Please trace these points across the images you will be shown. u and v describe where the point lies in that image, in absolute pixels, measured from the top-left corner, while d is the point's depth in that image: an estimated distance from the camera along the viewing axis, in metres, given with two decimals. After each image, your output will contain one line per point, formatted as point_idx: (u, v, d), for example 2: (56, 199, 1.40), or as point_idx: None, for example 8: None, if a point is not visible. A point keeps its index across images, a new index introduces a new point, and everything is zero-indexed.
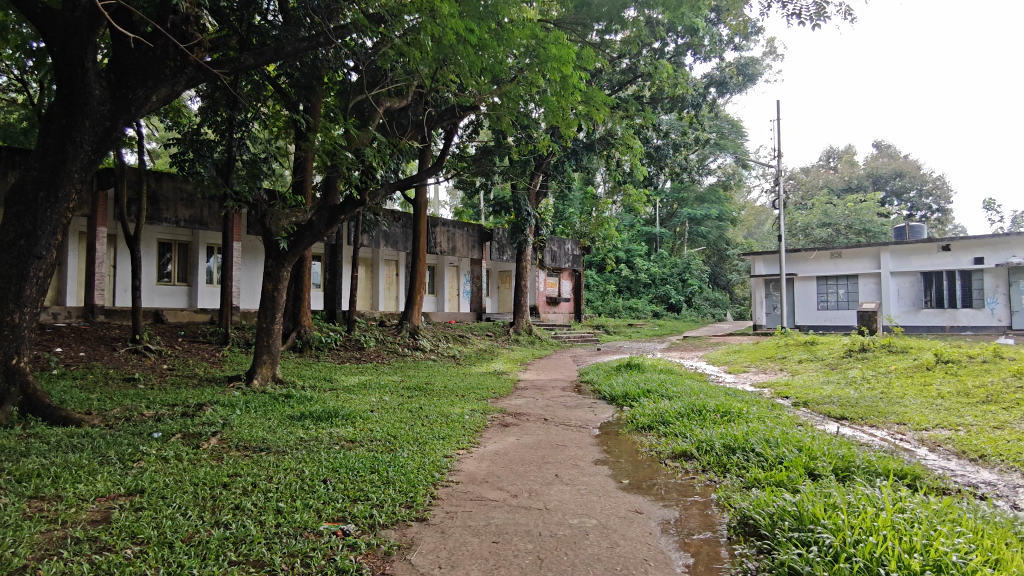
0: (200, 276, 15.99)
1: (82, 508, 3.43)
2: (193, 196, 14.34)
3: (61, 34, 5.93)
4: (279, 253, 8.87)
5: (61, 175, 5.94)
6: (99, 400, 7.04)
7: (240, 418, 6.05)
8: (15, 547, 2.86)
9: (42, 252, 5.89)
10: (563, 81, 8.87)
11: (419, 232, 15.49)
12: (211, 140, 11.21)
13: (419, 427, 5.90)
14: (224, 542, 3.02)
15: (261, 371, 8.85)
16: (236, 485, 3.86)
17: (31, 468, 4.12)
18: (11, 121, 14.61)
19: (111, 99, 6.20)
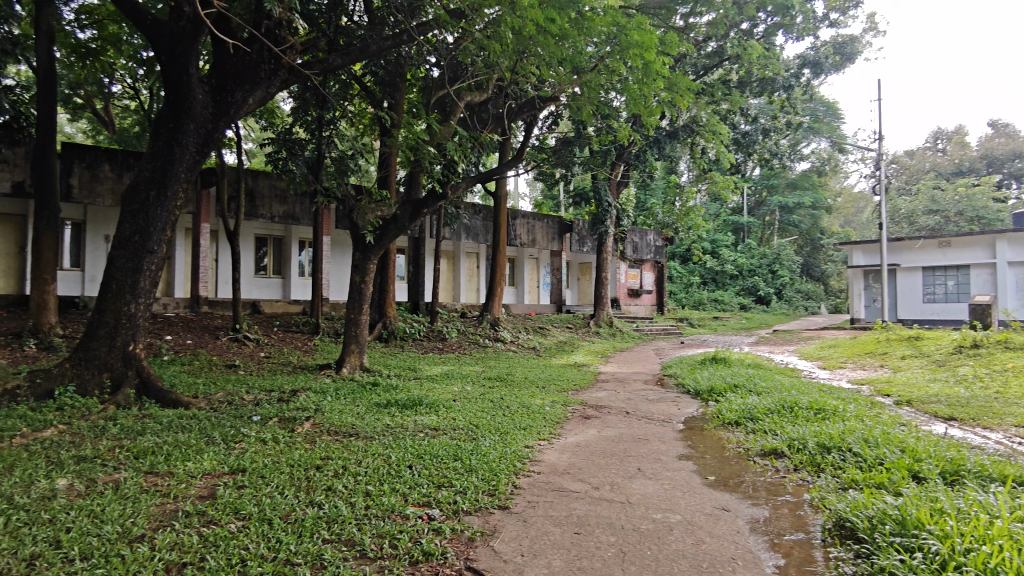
0: (293, 269, 16.79)
1: (190, 484, 3.69)
2: (286, 193, 15.04)
3: (169, 44, 6.37)
4: (365, 246, 9.18)
5: (169, 175, 6.37)
6: (205, 386, 7.54)
7: (331, 404, 6.34)
8: (135, 517, 3.11)
9: (154, 247, 6.35)
10: (646, 68, 8.70)
11: (500, 224, 15.60)
12: (302, 139, 11.68)
13: (500, 417, 5.97)
14: (317, 520, 3.17)
15: (349, 360, 9.20)
16: (329, 468, 4.04)
17: (146, 446, 4.47)
18: (126, 126, 15.84)
19: (213, 103, 6.61)
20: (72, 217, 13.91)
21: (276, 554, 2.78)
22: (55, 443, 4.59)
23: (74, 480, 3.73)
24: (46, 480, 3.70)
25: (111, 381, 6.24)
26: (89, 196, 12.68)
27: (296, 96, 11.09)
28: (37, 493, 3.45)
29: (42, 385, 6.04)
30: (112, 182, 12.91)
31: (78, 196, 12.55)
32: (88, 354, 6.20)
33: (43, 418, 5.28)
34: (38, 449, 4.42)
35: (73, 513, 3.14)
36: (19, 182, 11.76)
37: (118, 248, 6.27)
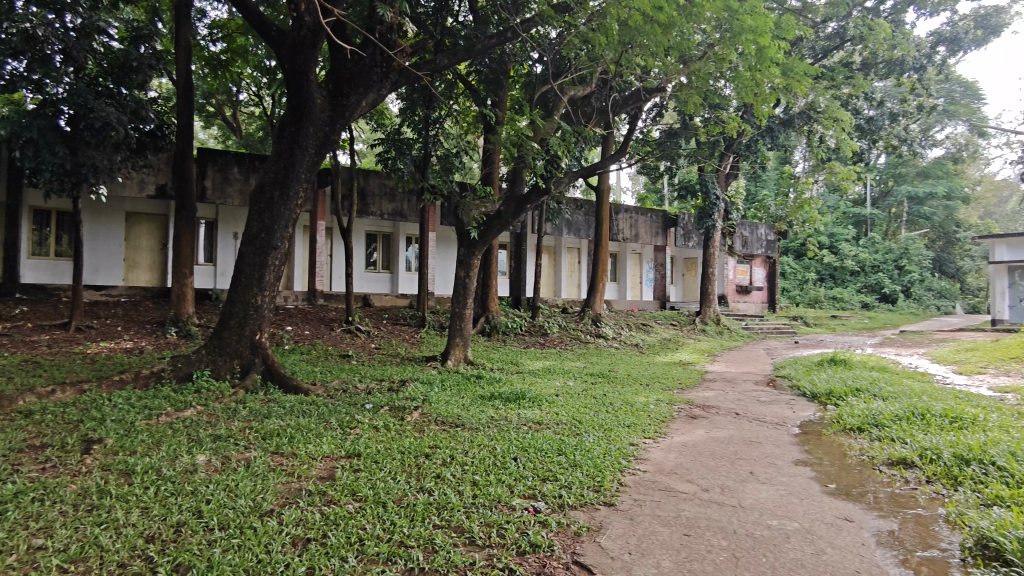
0: (400, 264, 17.45)
1: (312, 465, 3.94)
2: (395, 191, 15.64)
3: (291, 53, 6.77)
4: (469, 242, 9.38)
5: (291, 176, 6.81)
6: (321, 374, 8.02)
7: (437, 395, 6.54)
8: (264, 493, 3.37)
9: (277, 243, 6.82)
10: (760, 54, 8.35)
11: (603, 219, 15.43)
12: (410, 138, 12.08)
13: (604, 414, 5.93)
14: (428, 506, 3.29)
15: (454, 353, 9.44)
16: (437, 456, 4.17)
17: (273, 428, 4.82)
18: (252, 132, 17.07)
19: (331, 107, 7.00)
20: (206, 216, 15.17)
21: (390, 536, 2.92)
22: (194, 422, 5.04)
23: (211, 456, 4.08)
24: (188, 455, 4.08)
25: (240, 367, 6.76)
26: (220, 197, 13.78)
27: (404, 97, 11.52)
28: (181, 467, 3.81)
29: (182, 367, 6.62)
30: (240, 184, 13.96)
31: (211, 196, 13.68)
32: (221, 342, 6.75)
33: (184, 400, 5.80)
34: (180, 427, 4.87)
35: (212, 486, 3.44)
36: (162, 184, 12.99)
37: (247, 244, 6.78)
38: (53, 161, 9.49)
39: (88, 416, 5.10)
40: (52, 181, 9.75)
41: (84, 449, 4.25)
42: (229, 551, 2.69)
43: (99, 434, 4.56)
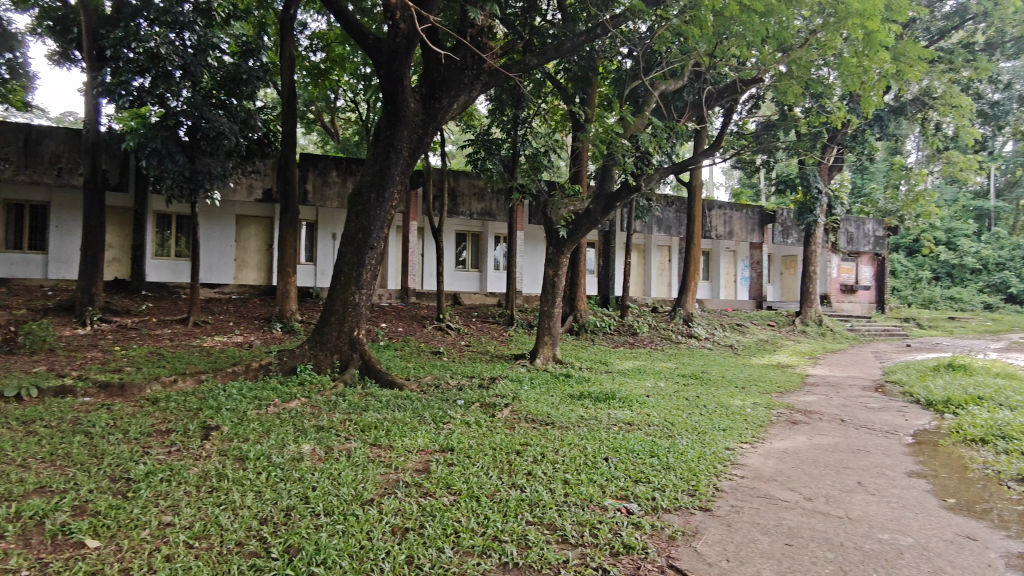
0: (489, 262, 17.70)
1: (408, 458, 4.08)
2: (484, 190, 15.88)
3: (387, 60, 7.00)
4: (558, 240, 9.37)
5: (387, 178, 7.07)
6: (415, 369, 8.28)
7: (527, 393, 6.59)
8: (365, 483, 3.52)
9: (374, 243, 7.09)
10: (868, 38, 7.87)
11: (695, 216, 15.01)
12: (499, 138, 12.24)
13: (698, 416, 5.78)
14: (521, 502, 3.33)
15: (543, 351, 9.47)
16: (529, 453, 4.22)
17: (371, 421, 5.03)
18: (349, 137, 17.84)
19: (424, 111, 7.21)
20: (307, 218, 16.01)
21: (484, 530, 2.98)
22: (298, 413, 5.34)
23: (315, 446, 4.31)
24: (295, 444, 4.33)
25: (340, 362, 7.09)
26: (320, 199, 14.49)
27: (493, 98, 11.68)
28: (289, 454, 4.05)
29: (287, 361, 7.01)
30: (339, 186, 14.62)
31: (312, 199, 14.42)
32: (323, 338, 7.11)
33: (289, 392, 6.15)
34: (286, 417, 5.18)
35: (317, 474, 3.63)
36: (268, 189, 13.81)
37: (346, 245, 7.10)
38: (174, 169, 10.33)
39: (206, 405, 5.52)
40: (173, 187, 10.60)
41: (204, 434, 4.61)
42: (334, 536, 2.84)
43: (216, 422, 4.93)
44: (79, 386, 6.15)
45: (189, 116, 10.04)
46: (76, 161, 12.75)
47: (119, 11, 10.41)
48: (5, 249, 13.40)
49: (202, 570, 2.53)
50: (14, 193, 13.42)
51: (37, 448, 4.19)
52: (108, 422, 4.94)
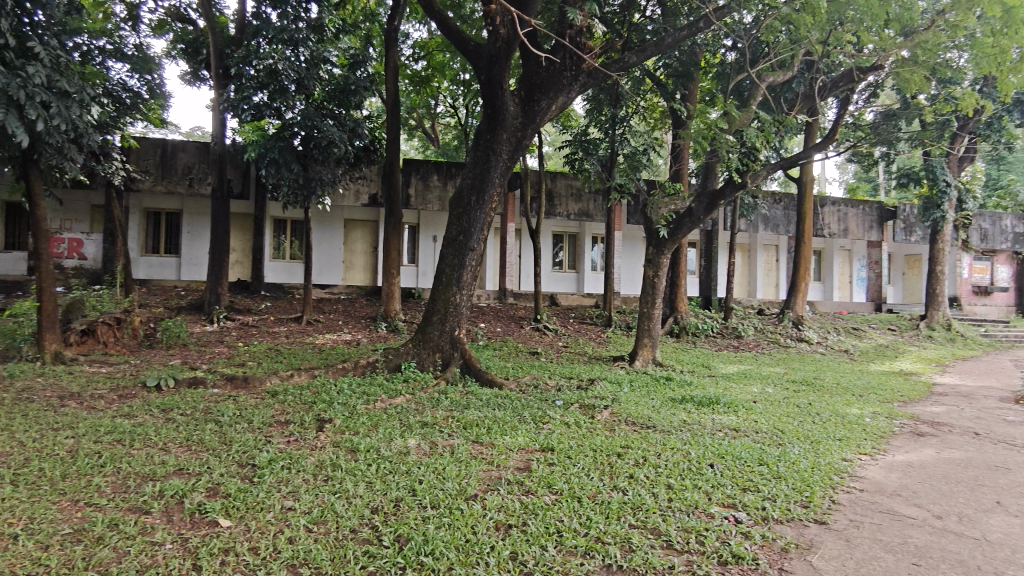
0: (586, 263, 17.61)
1: (509, 456, 4.15)
2: (581, 191, 15.82)
3: (487, 65, 7.13)
4: (658, 240, 9.17)
5: (486, 181, 7.20)
6: (514, 369, 8.38)
7: (627, 395, 6.50)
8: (468, 478, 3.62)
9: (474, 245, 7.26)
10: (1008, 16, 7.18)
11: (805, 213, 14.24)
12: (597, 138, 12.18)
13: (810, 424, 5.49)
14: (623, 506, 3.30)
15: (642, 353, 9.31)
16: (630, 456, 4.16)
17: (473, 419, 5.15)
18: (449, 141, 18.32)
19: (523, 113, 7.29)
20: (410, 221, 16.59)
21: (587, 531, 2.99)
22: (404, 409, 5.55)
23: (420, 441, 4.47)
24: (402, 438, 4.51)
25: (442, 360, 7.30)
26: (422, 203, 14.97)
27: (591, 98, 11.63)
28: (396, 448, 4.23)
29: (392, 358, 7.30)
30: (440, 190, 15.05)
31: (415, 203, 14.93)
32: (426, 337, 7.35)
33: (394, 388, 6.40)
34: (393, 412, 5.40)
35: (423, 468, 3.77)
36: (374, 194, 14.43)
37: (448, 246, 7.30)
38: (290, 177, 11.02)
39: (319, 398, 5.86)
40: (289, 194, 11.32)
41: (319, 426, 4.90)
42: (441, 528, 2.94)
43: (329, 414, 5.22)
44: (208, 378, 6.70)
45: (303, 127, 10.68)
46: (205, 172, 13.89)
47: (242, 32, 11.25)
48: (145, 253, 14.80)
49: (320, 553, 2.69)
50: (152, 202, 14.78)
51: (175, 434, 4.61)
52: (234, 411, 5.36)
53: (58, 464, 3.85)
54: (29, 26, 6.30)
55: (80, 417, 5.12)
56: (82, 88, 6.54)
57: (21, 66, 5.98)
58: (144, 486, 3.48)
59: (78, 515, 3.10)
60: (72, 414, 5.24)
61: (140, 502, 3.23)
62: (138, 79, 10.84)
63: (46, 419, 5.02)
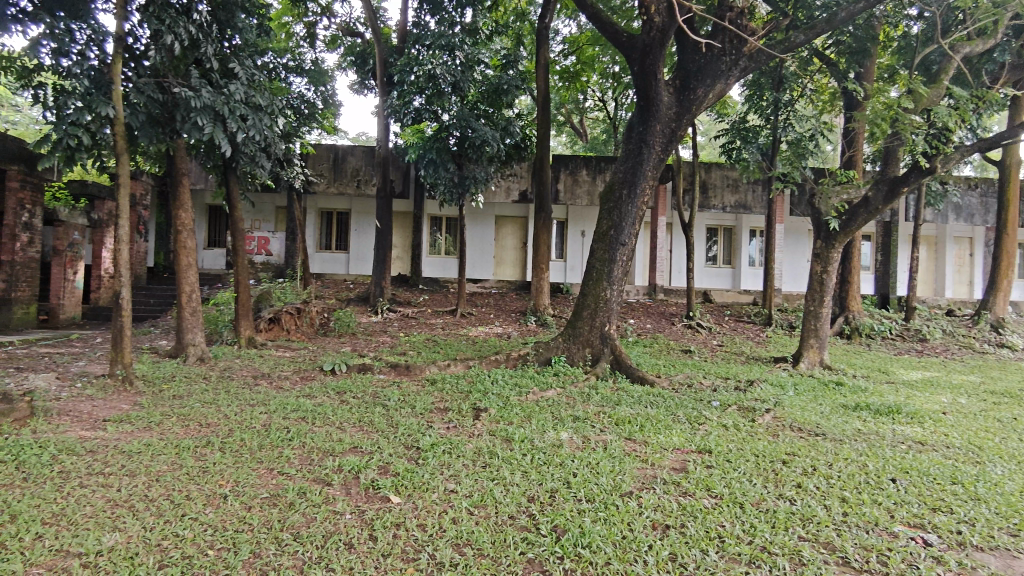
0: (743, 258, 16.68)
1: (665, 455, 4.05)
2: (739, 181, 15.03)
3: (641, 55, 6.97)
4: (829, 233, 8.42)
5: (638, 174, 7.07)
6: (666, 367, 8.17)
7: (791, 399, 6.09)
8: (623, 475, 3.59)
9: (625, 240, 7.17)
10: None
11: (1010, 200, 12.42)
12: (756, 125, 11.46)
13: (1016, 442, 4.80)
14: (792, 516, 3.11)
15: (808, 355, 8.66)
16: (797, 464, 3.90)
17: (625, 416, 5.09)
18: (599, 135, 18.21)
19: (678, 102, 7.04)
20: (558, 216, 16.73)
21: (752, 539, 2.85)
22: (556, 402, 5.63)
23: (573, 434, 4.51)
24: (555, 431, 4.58)
25: (592, 356, 7.28)
26: (572, 198, 15.02)
27: (750, 83, 11.05)
28: (550, 440, 4.31)
29: (543, 352, 7.43)
30: (589, 184, 15.03)
31: (564, 198, 15.01)
32: (576, 331, 7.37)
33: (545, 381, 6.51)
34: (546, 404, 5.49)
35: (577, 461, 3.80)
36: (525, 189, 14.74)
37: (599, 241, 7.28)
38: (446, 176, 11.57)
39: (474, 388, 6.11)
40: (445, 193, 11.89)
41: (475, 414, 5.12)
42: (598, 522, 2.95)
43: (485, 404, 5.43)
44: (375, 365, 7.25)
45: (458, 127, 11.11)
46: (371, 173, 14.98)
47: (404, 41, 11.96)
48: (320, 249, 16.29)
49: (482, 536, 2.82)
50: (326, 203, 16.23)
51: (349, 414, 5.04)
52: (399, 396, 5.75)
53: (255, 436, 4.38)
54: (229, 49, 7.15)
55: (270, 395, 5.78)
56: (271, 101, 7.32)
57: (225, 84, 6.80)
58: (325, 460, 3.85)
59: (272, 482, 3.50)
60: (264, 392, 5.93)
61: (323, 473, 3.59)
62: (314, 91, 11.90)
63: (244, 396, 5.73)
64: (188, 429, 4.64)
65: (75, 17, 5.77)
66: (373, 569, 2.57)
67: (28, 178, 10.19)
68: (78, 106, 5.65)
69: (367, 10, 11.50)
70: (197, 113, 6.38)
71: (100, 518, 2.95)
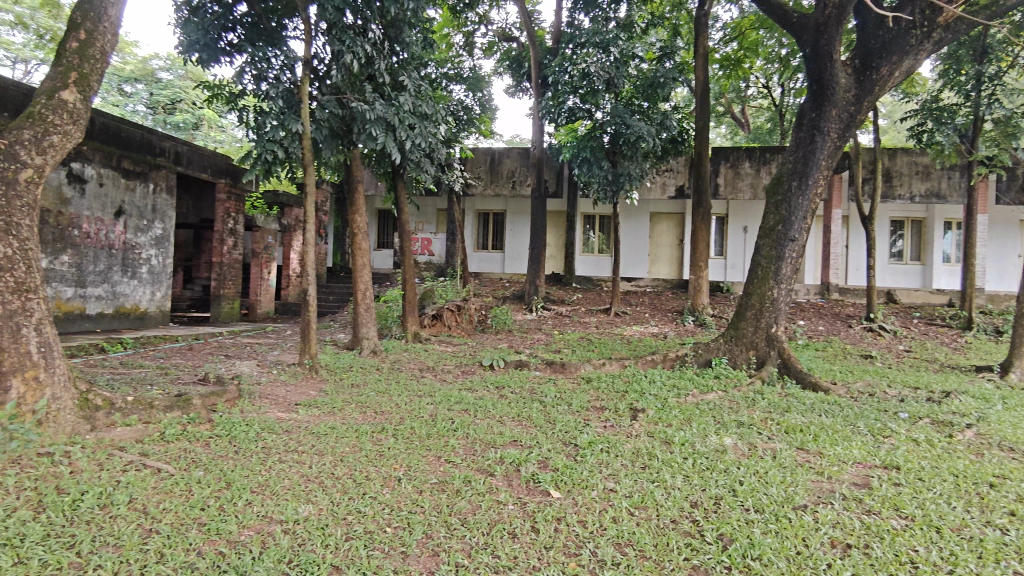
0: (936, 254, 14.87)
1: (843, 469, 3.73)
2: (930, 167, 13.42)
3: (815, 35, 6.45)
4: None
5: (810, 164, 6.57)
6: (842, 373, 7.49)
7: (999, 414, 5.32)
8: (796, 486, 3.36)
9: (795, 236, 6.69)
10: None
11: None
12: (953, 104, 10.12)
13: None
14: (1003, 547, 2.73)
15: (1020, 365, 7.51)
16: (1008, 489, 3.41)
17: (796, 424, 4.75)
18: (762, 124, 17.18)
19: (857, 84, 6.45)
20: (718, 211, 16.00)
21: (952, 568, 2.55)
22: (718, 406, 5.39)
23: (738, 440, 4.30)
24: (717, 435, 4.40)
25: (757, 359, 6.86)
26: (733, 191, 14.30)
27: (944, 56, 9.78)
28: (713, 444, 4.15)
29: (703, 353, 7.16)
30: (752, 177, 14.22)
31: (725, 192, 14.33)
32: (739, 333, 7.00)
33: (705, 384, 6.26)
34: (707, 408, 5.29)
35: (743, 469, 3.61)
36: (682, 185, 14.28)
37: (765, 237, 6.87)
38: (600, 174, 11.53)
39: (631, 388, 6.04)
40: (600, 190, 11.83)
41: (632, 414, 5.07)
42: (769, 534, 2.80)
43: (642, 404, 5.35)
44: (532, 362, 7.43)
45: (613, 125, 11.02)
46: (526, 174, 15.32)
47: (558, 41, 12.07)
48: (478, 249, 16.99)
49: (644, 537, 2.79)
50: (483, 204, 16.89)
51: (509, 408, 5.21)
52: (556, 393, 5.84)
53: (423, 425, 4.67)
54: (399, 63, 7.66)
55: (436, 387, 6.13)
56: (436, 109, 7.76)
57: (396, 97, 7.33)
58: (488, 452, 4.01)
59: (441, 469, 3.72)
60: (430, 384, 6.31)
61: (485, 464, 3.74)
62: (472, 97, 12.41)
63: (413, 387, 6.13)
64: (366, 415, 5.07)
65: (272, 45, 6.49)
66: (537, 561, 2.64)
67: (233, 190, 11.67)
68: (274, 124, 6.37)
69: (522, 14, 11.76)
70: (372, 125, 6.94)
71: (296, 491, 3.32)
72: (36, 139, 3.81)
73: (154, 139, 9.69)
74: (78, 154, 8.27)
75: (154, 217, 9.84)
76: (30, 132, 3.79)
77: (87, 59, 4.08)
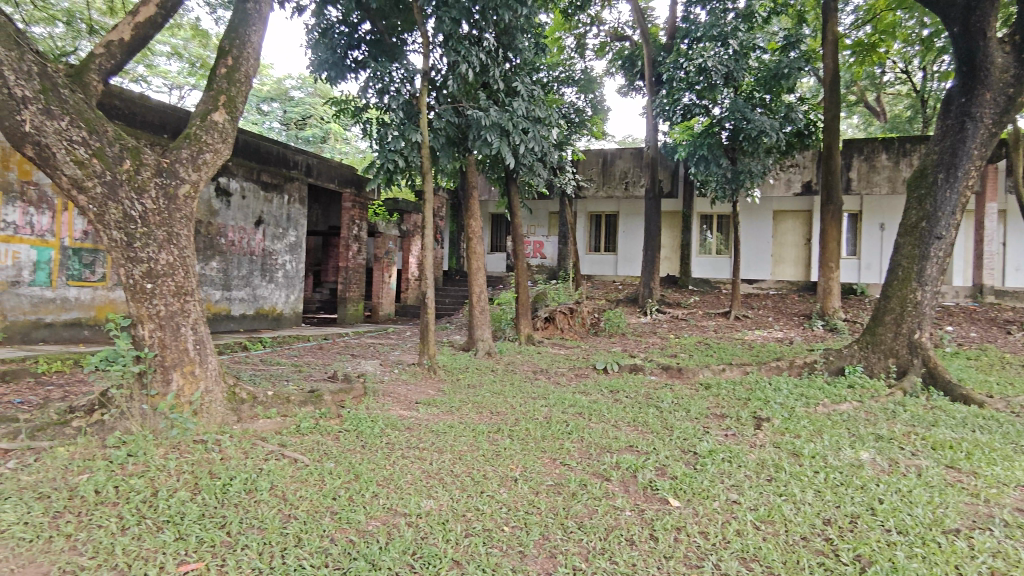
0: None
1: (1003, 492, 3.35)
2: None
3: (964, 12, 5.86)
4: None
5: (960, 154, 5.97)
6: (1000, 386, 6.70)
7: None
8: (946, 508, 3.05)
9: (941, 233, 6.09)
10: None
11: None
12: None
13: None
14: None
15: None
16: None
17: (944, 439, 4.31)
18: (901, 111, 15.83)
19: (1017, 63, 5.78)
20: (850, 208, 14.89)
21: None
22: (852, 417, 5.01)
23: (876, 455, 3.98)
24: (852, 449, 4.09)
25: (897, 367, 6.30)
26: (867, 186, 13.27)
27: None
28: (848, 459, 3.86)
29: (835, 361, 6.69)
30: (889, 170, 13.12)
31: (858, 187, 13.32)
32: (876, 339, 6.47)
33: (838, 393, 5.83)
34: (840, 419, 4.94)
35: (883, 486, 3.34)
36: (808, 180, 13.44)
37: (905, 235, 6.32)
38: (718, 172, 11.12)
39: (755, 395, 5.75)
40: (718, 189, 11.40)
41: (756, 423, 4.82)
42: (915, 559, 2.56)
43: (767, 413, 5.08)
44: (647, 366, 7.28)
45: (732, 120, 10.57)
46: (639, 175, 15.05)
47: (672, 37, 11.77)
48: (590, 251, 16.90)
49: (772, 553, 2.65)
50: (595, 206, 16.78)
51: (624, 413, 5.14)
52: (673, 399, 5.68)
53: (539, 427, 4.71)
54: (513, 69, 7.78)
55: (550, 390, 6.17)
56: (550, 112, 7.81)
57: (510, 102, 7.46)
58: (603, 456, 3.98)
59: (557, 471, 3.74)
60: (544, 387, 6.34)
61: (602, 468, 3.71)
62: (584, 98, 12.38)
63: (528, 389, 6.20)
64: (482, 415, 5.19)
65: (393, 59, 6.82)
66: (656, 569, 2.59)
67: (358, 199, 12.35)
68: (395, 135, 6.71)
69: (635, 12, 11.58)
70: (487, 131, 7.10)
71: (419, 486, 3.46)
72: (192, 158, 4.22)
73: (288, 153, 10.50)
74: (225, 169, 9.11)
75: (289, 225, 10.63)
76: (187, 151, 4.20)
77: (234, 83, 4.50)
